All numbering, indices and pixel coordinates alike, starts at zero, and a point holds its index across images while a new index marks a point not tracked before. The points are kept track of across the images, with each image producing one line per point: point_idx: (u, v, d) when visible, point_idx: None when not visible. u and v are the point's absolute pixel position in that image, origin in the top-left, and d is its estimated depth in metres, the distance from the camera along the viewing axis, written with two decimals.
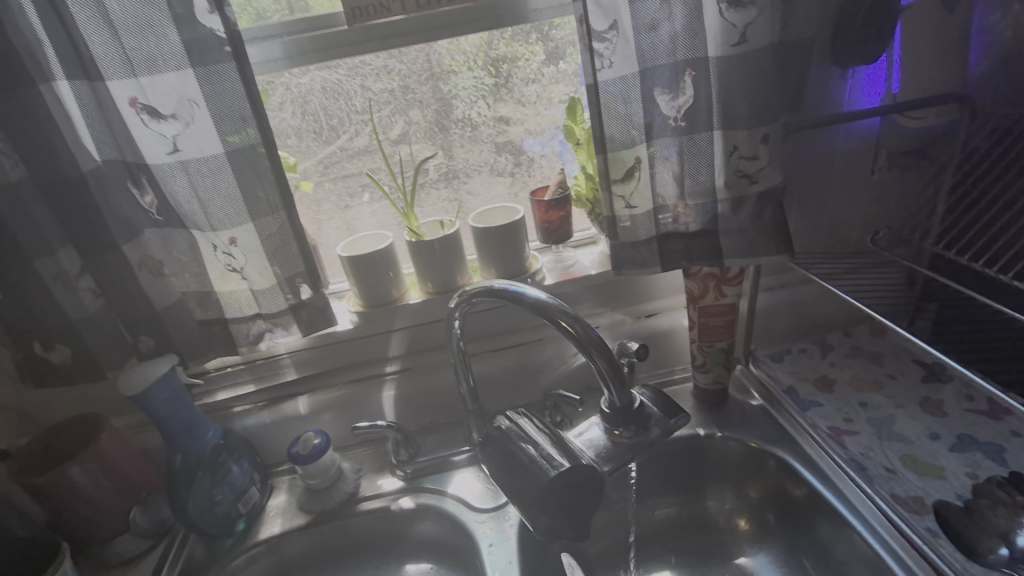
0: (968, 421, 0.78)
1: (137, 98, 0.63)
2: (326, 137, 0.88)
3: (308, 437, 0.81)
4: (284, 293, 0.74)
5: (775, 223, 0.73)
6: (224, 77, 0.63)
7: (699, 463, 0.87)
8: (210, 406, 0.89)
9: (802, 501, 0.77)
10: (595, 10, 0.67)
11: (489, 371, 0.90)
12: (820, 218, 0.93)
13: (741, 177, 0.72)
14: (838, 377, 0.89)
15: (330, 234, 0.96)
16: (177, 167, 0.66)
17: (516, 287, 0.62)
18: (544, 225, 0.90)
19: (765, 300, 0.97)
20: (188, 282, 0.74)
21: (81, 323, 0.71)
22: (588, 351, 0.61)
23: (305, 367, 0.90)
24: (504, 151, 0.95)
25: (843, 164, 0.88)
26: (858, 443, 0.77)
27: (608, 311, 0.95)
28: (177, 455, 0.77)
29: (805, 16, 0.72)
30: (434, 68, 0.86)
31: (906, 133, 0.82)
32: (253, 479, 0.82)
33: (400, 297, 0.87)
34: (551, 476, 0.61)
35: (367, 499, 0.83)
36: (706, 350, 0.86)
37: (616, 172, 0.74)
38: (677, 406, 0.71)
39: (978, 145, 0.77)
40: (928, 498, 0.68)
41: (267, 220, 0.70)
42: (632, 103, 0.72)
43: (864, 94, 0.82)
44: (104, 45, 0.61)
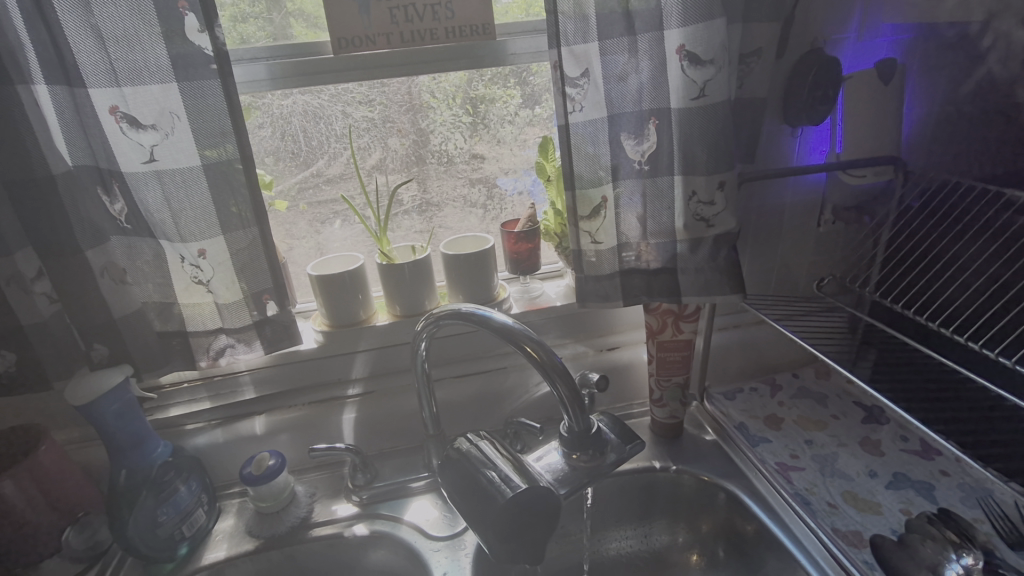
0: (903, 460, 0.83)
1: (117, 107, 0.64)
2: (303, 159, 0.90)
3: (262, 457, 0.79)
4: (248, 309, 0.74)
5: (729, 265, 0.78)
6: (207, 93, 0.64)
7: (653, 496, 0.89)
8: (161, 422, 0.86)
9: (752, 536, 0.79)
10: (569, 57, 0.72)
11: (451, 397, 0.90)
12: (772, 264, 0.99)
13: (699, 221, 0.77)
14: (786, 416, 0.93)
15: (300, 255, 0.96)
16: (151, 176, 0.67)
17: (483, 311, 0.63)
18: (513, 255, 0.93)
19: (720, 338, 1.02)
20: (150, 292, 0.73)
21: (32, 329, 0.69)
22: (551, 378, 0.62)
23: (265, 385, 0.88)
24: (478, 184, 0.98)
25: (792, 215, 0.96)
26: (804, 478, 0.81)
27: (571, 342, 0.98)
28: (121, 472, 0.73)
29: (760, 78, 0.78)
30: (413, 101, 0.89)
31: (849, 189, 0.91)
32: (200, 501, 0.79)
33: (367, 319, 0.88)
34: (508, 497, 0.62)
35: (319, 525, 0.81)
36: (664, 384, 0.90)
37: (584, 209, 0.79)
38: (634, 432, 0.72)
39: (910, 204, 0.85)
40: (865, 532, 0.72)
41: (238, 235, 0.71)
42: (601, 145, 0.77)
43: (811, 151, 0.91)
44: (89, 53, 0.62)
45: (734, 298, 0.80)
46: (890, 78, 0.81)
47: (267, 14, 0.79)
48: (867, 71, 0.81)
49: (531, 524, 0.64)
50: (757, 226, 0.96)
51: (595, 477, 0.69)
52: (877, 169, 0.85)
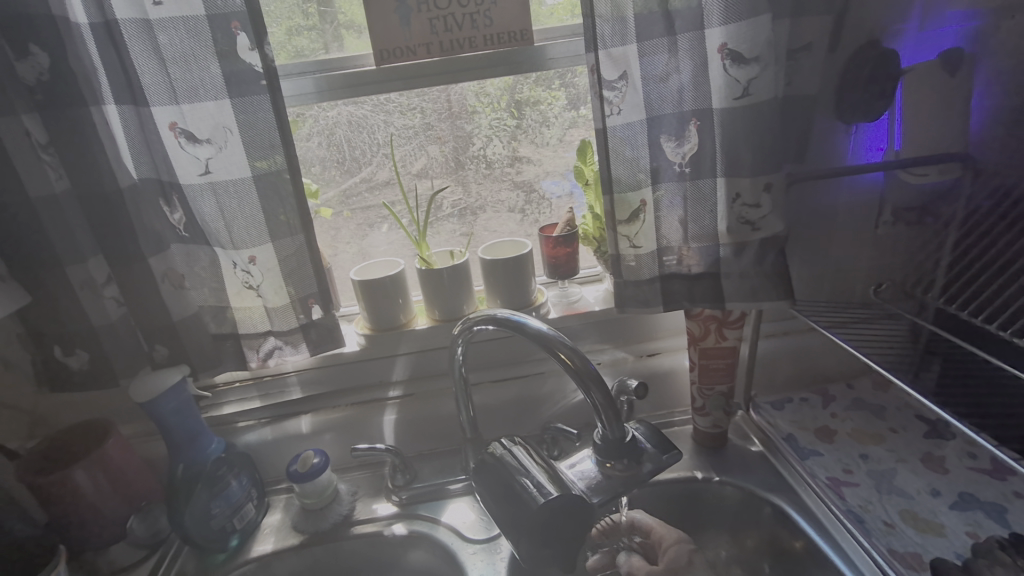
0: (970, 479, 0.77)
1: (176, 123, 0.68)
2: (347, 167, 0.92)
3: (307, 456, 0.82)
4: (296, 312, 0.77)
5: (776, 270, 0.75)
6: (258, 107, 0.68)
7: (695, 507, 0.86)
8: (216, 419, 0.91)
9: (800, 553, 0.76)
10: (607, 60, 0.71)
11: (488, 401, 0.91)
12: (823, 268, 0.93)
13: (744, 224, 0.74)
14: (839, 428, 0.88)
15: (344, 259, 0.98)
16: (206, 188, 0.70)
17: (518, 317, 0.64)
18: (551, 260, 0.93)
19: (767, 345, 0.97)
20: (206, 297, 0.77)
21: (101, 331, 0.74)
22: (585, 385, 0.61)
23: (310, 386, 0.91)
24: (517, 189, 0.98)
25: (846, 215, 0.90)
26: (858, 495, 0.77)
27: (611, 348, 0.96)
28: (178, 466, 0.78)
29: (809, 75, 0.75)
30: (453, 108, 0.90)
31: (911, 188, 0.84)
32: (250, 495, 0.83)
33: (406, 323, 0.89)
34: (540, 503, 0.61)
35: (361, 523, 0.83)
36: (707, 392, 0.87)
37: (622, 212, 0.78)
38: (671, 443, 0.69)
39: (980, 205, 0.79)
40: (926, 556, 0.68)
41: (287, 241, 0.74)
42: (640, 148, 0.75)
43: (866, 150, 0.84)
44: (152, 74, 0.66)
45: (781, 304, 0.77)
46: (958, 68, 0.75)
47: (313, 32, 0.83)
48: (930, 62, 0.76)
49: (565, 530, 0.64)
50: (807, 229, 0.91)
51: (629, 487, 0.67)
52: (941, 167, 0.80)
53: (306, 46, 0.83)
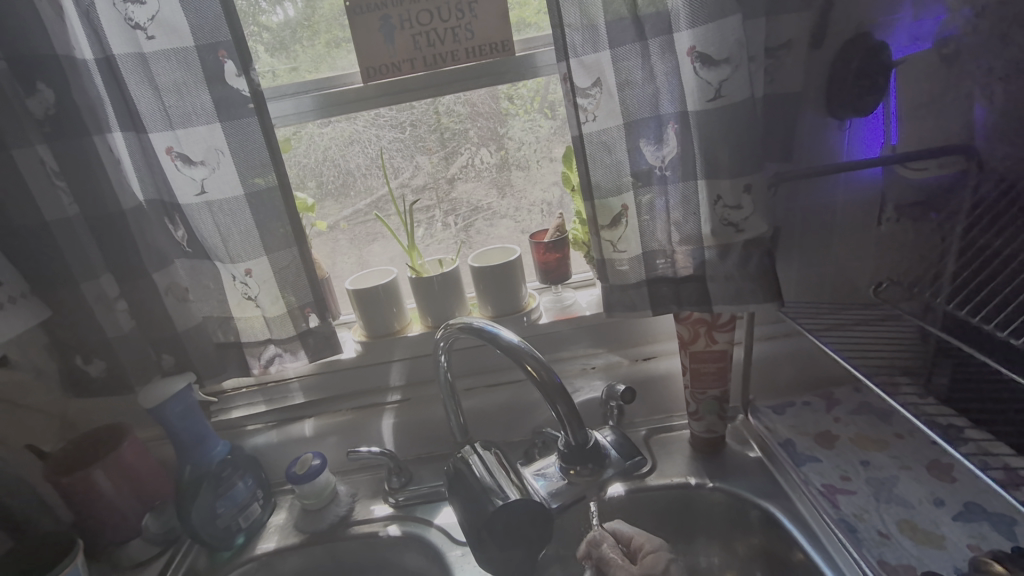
0: (978, 489, 0.73)
1: (172, 147, 0.73)
2: (343, 181, 0.96)
3: (306, 458, 0.86)
4: (292, 322, 0.81)
5: (761, 272, 0.74)
6: (247, 130, 0.72)
7: (689, 513, 0.85)
8: (225, 423, 0.96)
9: (793, 563, 0.74)
10: (579, 69, 0.72)
11: (482, 405, 0.93)
12: (826, 269, 0.91)
13: (727, 225, 0.73)
14: (841, 433, 0.85)
15: (344, 269, 1.02)
16: (203, 207, 0.75)
17: (492, 328, 0.65)
18: (542, 265, 0.94)
19: (767, 348, 0.95)
20: (212, 309, 0.81)
21: (116, 341, 0.80)
22: (550, 397, 0.62)
23: (312, 391, 0.96)
24: (508, 196, 0.99)
25: (846, 213, 0.87)
26: (852, 503, 0.74)
27: (604, 352, 0.96)
28: (187, 467, 0.82)
29: (791, 73, 0.74)
30: (442, 120, 0.93)
31: (911, 184, 0.80)
32: (255, 495, 0.88)
33: (400, 329, 0.92)
34: (496, 506, 0.63)
35: (358, 523, 0.86)
36: (700, 397, 0.86)
37: (604, 218, 0.78)
38: (635, 449, 0.70)
39: (986, 196, 0.73)
40: (920, 568, 0.65)
41: (281, 254, 0.78)
42: (618, 153, 0.75)
43: (863, 146, 0.82)
44: (149, 103, 0.71)
45: (770, 307, 0.75)
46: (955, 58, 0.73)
47: (343, 46, 0.87)
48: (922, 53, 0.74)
49: (526, 537, 0.65)
50: (804, 228, 0.88)
51: (590, 491, 0.68)
52: (941, 161, 0.77)
53: (332, 62, 0.88)
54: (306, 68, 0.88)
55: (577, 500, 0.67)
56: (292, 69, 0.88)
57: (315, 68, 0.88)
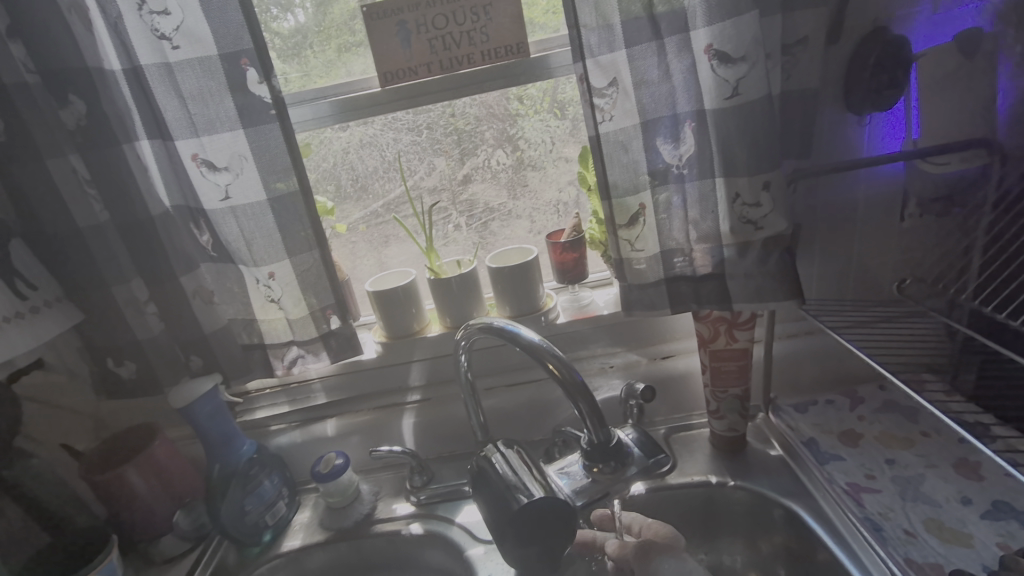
0: (1008, 487, 0.72)
1: (198, 154, 0.74)
2: (362, 184, 0.98)
3: (330, 457, 0.88)
4: (315, 324, 0.82)
5: (781, 269, 0.73)
6: (269, 135, 0.73)
7: (710, 512, 0.85)
8: (251, 423, 0.98)
9: (818, 562, 0.73)
10: (595, 69, 0.72)
11: (502, 405, 0.93)
12: (846, 264, 0.90)
13: (746, 223, 0.73)
14: (865, 432, 0.84)
15: (363, 271, 1.04)
16: (227, 212, 0.77)
17: (512, 328, 0.65)
18: (559, 265, 0.94)
19: (787, 346, 0.94)
20: (235, 311, 0.83)
21: (145, 343, 0.82)
22: (571, 395, 0.62)
23: (335, 391, 0.97)
24: (524, 196, 1.00)
25: (867, 208, 0.86)
26: (877, 501, 0.73)
27: (623, 351, 0.96)
28: (216, 465, 0.85)
29: (809, 68, 0.73)
30: (457, 123, 0.93)
31: (932, 179, 0.79)
32: (281, 493, 0.90)
33: (420, 330, 0.94)
34: (522, 504, 0.64)
35: (381, 521, 0.87)
36: (721, 395, 0.85)
37: (621, 217, 0.78)
38: (657, 446, 0.71)
39: (1011, 188, 0.72)
40: (948, 567, 0.64)
41: (304, 257, 0.79)
42: (635, 152, 0.75)
43: (884, 140, 0.81)
44: (175, 111, 0.73)
45: (791, 304, 0.75)
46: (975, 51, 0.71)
47: (354, 51, 0.88)
48: (942, 47, 0.72)
49: (549, 533, 0.66)
50: (824, 223, 0.88)
51: (614, 487, 0.68)
52: (964, 155, 0.75)
53: (343, 67, 0.89)
54: (317, 74, 0.90)
55: (601, 496, 0.68)
56: (304, 76, 0.90)
57: (325, 73, 0.90)
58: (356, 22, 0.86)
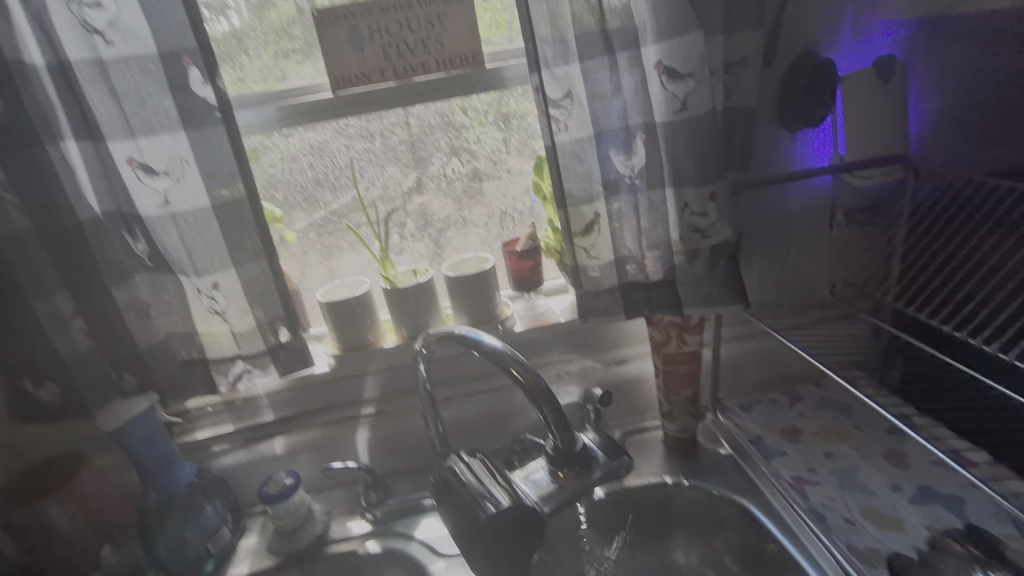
0: (931, 473, 0.78)
1: (133, 156, 0.70)
2: (311, 191, 0.95)
3: (279, 477, 0.83)
4: (263, 336, 0.78)
5: (727, 276, 0.78)
6: (213, 139, 0.70)
7: (666, 512, 0.87)
8: (189, 446, 0.91)
9: (768, 554, 0.77)
10: (550, 80, 0.73)
11: (459, 415, 0.92)
12: (783, 273, 0.94)
13: (694, 232, 0.77)
14: (805, 428, 0.89)
15: (313, 280, 1.00)
16: (167, 219, 0.73)
17: (474, 334, 0.65)
18: (516, 273, 0.97)
19: (734, 349, 0.99)
20: (175, 324, 0.78)
21: (70, 362, 0.75)
22: (535, 400, 0.63)
23: (282, 408, 0.93)
24: (479, 205, 1.00)
25: (801, 220, 0.91)
26: (820, 493, 0.78)
27: (578, 357, 0.98)
28: (152, 494, 0.80)
29: (749, 87, 0.78)
30: (412, 131, 0.93)
31: (858, 192, 0.86)
32: (225, 519, 0.84)
33: (374, 342, 0.91)
34: (490, 513, 0.63)
35: (335, 542, 0.84)
36: (673, 398, 0.88)
37: (577, 226, 0.80)
38: (620, 448, 0.73)
39: (924, 202, 0.82)
40: (884, 550, 0.69)
41: (250, 266, 0.75)
42: (590, 162, 0.77)
43: (815, 154, 0.86)
44: (108, 111, 0.68)
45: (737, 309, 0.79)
46: (891, 74, 0.78)
47: (292, 58, 0.86)
48: (865, 70, 0.79)
49: (517, 540, 0.66)
50: (761, 233, 0.92)
51: (580, 493, 0.70)
52: (884, 170, 0.82)
53: (276, 73, 0.87)
54: (253, 79, 0.86)
55: (568, 501, 0.69)
56: (241, 80, 0.85)
57: (261, 80, 0.86)
58: (297, 28, 0.84)
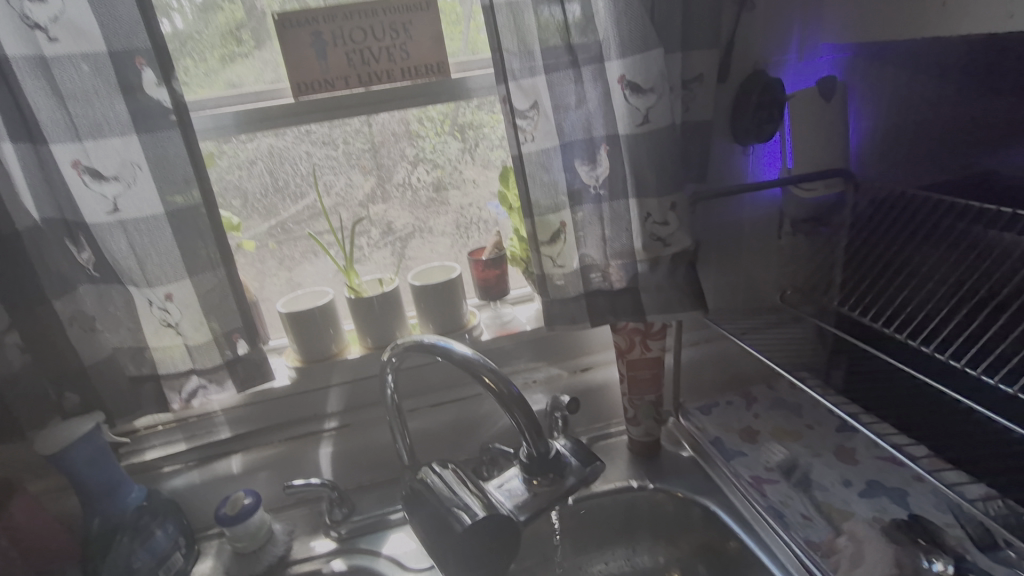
0: (876, 467, 0.83)
1: (79, 160, 0.66)
2: (271, 199, 0.92)
3: (237, 497, 0.80)
4: (220, 349, 0.75)
5: (688, 282, 0.81)
6: (168, 143, 0.67)
7: (633, 516, 0.89)
8: (138, 467, 0.86)
9: (730, 551, 0.80)
10: (517, 92, 0.75)
11: (426, 426, 0.91)
12: (737, 279, 0.98)
13: (656, 241, 0.79)
14: (761, 428, 0.93)
15: (272, 291, 0.97)
16: (115, 226, 0.68)
17: (444, 343, 0.65)
18: (481, 282, 0.95)
19: (694, 354, 1.02)
20: (121, 339, 0.74)
21: (4, 380, 0.70)
22: (507, 407, 0.63)
23: (240, 424, 0.89)
24: (444, 213, 1.00)
25: (753, 229, 0.95)
26: (777, 491, 0.81)
27: (545, 365, 0.99)
28: (95, 519, 0.75)
29: (705, 103, 0.81)
30: (376, 138, 0.92)
31: (804, 203, 0.91)
32: (178, 544, 0.79)
33: (338, 352, 0.89)
34: (465, 525, 0.64)
35: (298, 563, 0.81)
36: (637, 403, 0.90)
37: (544, 234, 0.81)
38: (593, 453, 0.71)
39: (862, 213, 0.87)
40: (837, 542, 0.73)
41: (207, 276, 0.72)
42: (556, 171, 0.78)
43: (764, 167, 0.92)
44: (51, 112, 0.64)
45: (697, 315, 0.82)
46: (832, 94, 0.84)
47: (241, 62, 0.83)
48: (810, 90, 0.85)
49: (491, 550, 0.66)
50: (719, 242, 0.95)
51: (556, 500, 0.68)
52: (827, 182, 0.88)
53: (229, 78, 0.84)
54: (196, 82, 0.83)
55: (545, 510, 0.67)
56: (198, 84, 0.83)
57: (206, 83, 0.83)
58: (256, 31, 0.83)
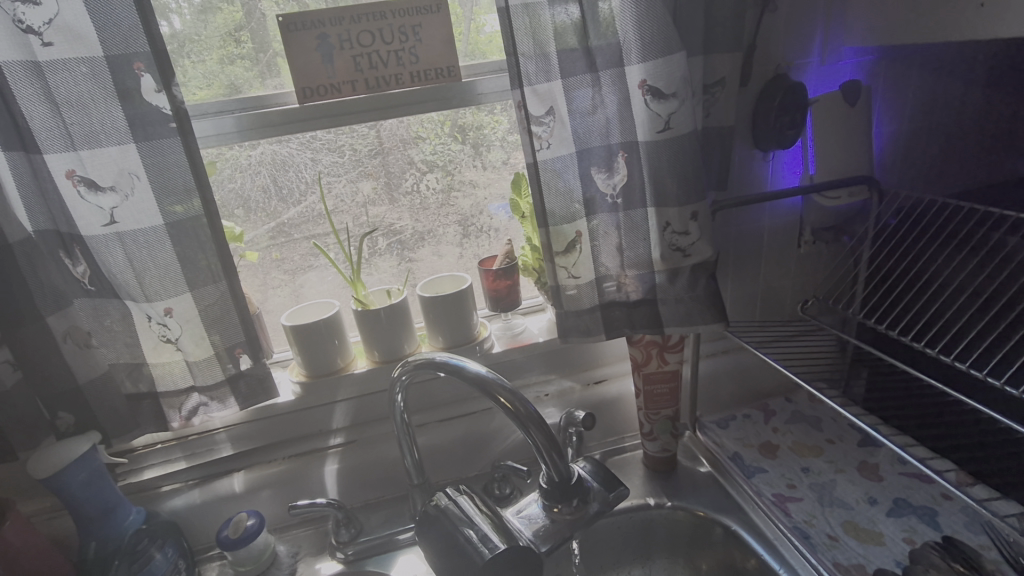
0: (903, 485, 0.80)
1: (74, 170, 0.63)
2: (274, 207, 0.89)
3: (240, 518, 0.76)
4: (221, 364, 0.72)
5: (708, 294, 0.77)
6: (168, 150, 0.64)
7: (651, 535, 0.86)
8: (136, 486, 0.83)
9: (752, 572, 0.77)
10: (532, 97, 0.71)
11: (435, 442, 0.88)
12: (754, 287, 0.98)
13: (675, 251, 0.76)
14: (781, 443, 0.90)
15: (276, 302, 0.94)
16: (112, 238, 0.65)
17: (457, 360, 0.62)
18: (492, 293, 0.91)
19: (709, 366, 0.99)
20: (118, 354, 0.71)
21: None
22: (525, 426, 0.60)
23: (242, 442, 0.86)
24: (453, 221, 0.97)
25: (771, 238, 0.94)
26: (802, 510, 0.78)
27: (557, 378, 0.96)
28: (91, 543, 0.72)
29: (725, 107, 0.79)
30: (383, 144, 0.89)
31: (827, 211, 0.88)
32: (177, 569, 0.75)
33: (345, 367, 0.86)
34: (486, 558, 0.60)
35: None
36: (654, 417, 0.87)
37: (559, 244, 0.78)
38: (617, 478, 0.69)
39: (888, 222, 0.83)
40: (869, 566, 0.70)
41: (208, 289, 0.69)
42: (572, 179, 0.76)
43: (785, 174, 0.90)
44: (44, 119, 0.61)
45: (718, 327, 0.79)
46: (857, 99, 0.80)
47: (241, 65, 0.80)
48: (832, 94, 0.80)
49: None
50: (736, 251, 0.94)
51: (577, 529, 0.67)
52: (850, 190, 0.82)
53: (229, 80, 0.81)
54: (196, 85, 0.79)
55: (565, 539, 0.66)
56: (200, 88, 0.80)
57: (206, 86, 0.80)
58: (261, 34, 0.80)
